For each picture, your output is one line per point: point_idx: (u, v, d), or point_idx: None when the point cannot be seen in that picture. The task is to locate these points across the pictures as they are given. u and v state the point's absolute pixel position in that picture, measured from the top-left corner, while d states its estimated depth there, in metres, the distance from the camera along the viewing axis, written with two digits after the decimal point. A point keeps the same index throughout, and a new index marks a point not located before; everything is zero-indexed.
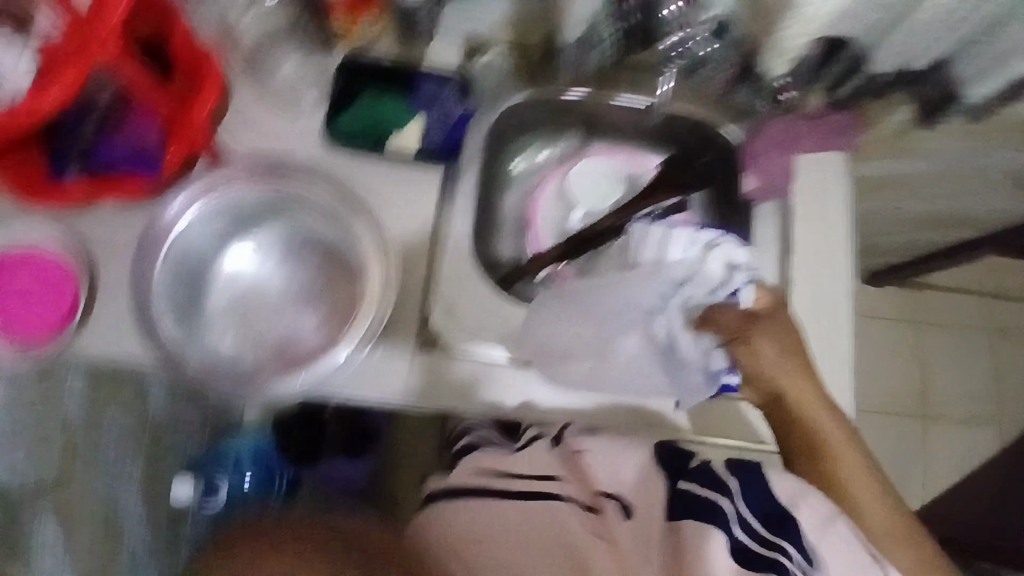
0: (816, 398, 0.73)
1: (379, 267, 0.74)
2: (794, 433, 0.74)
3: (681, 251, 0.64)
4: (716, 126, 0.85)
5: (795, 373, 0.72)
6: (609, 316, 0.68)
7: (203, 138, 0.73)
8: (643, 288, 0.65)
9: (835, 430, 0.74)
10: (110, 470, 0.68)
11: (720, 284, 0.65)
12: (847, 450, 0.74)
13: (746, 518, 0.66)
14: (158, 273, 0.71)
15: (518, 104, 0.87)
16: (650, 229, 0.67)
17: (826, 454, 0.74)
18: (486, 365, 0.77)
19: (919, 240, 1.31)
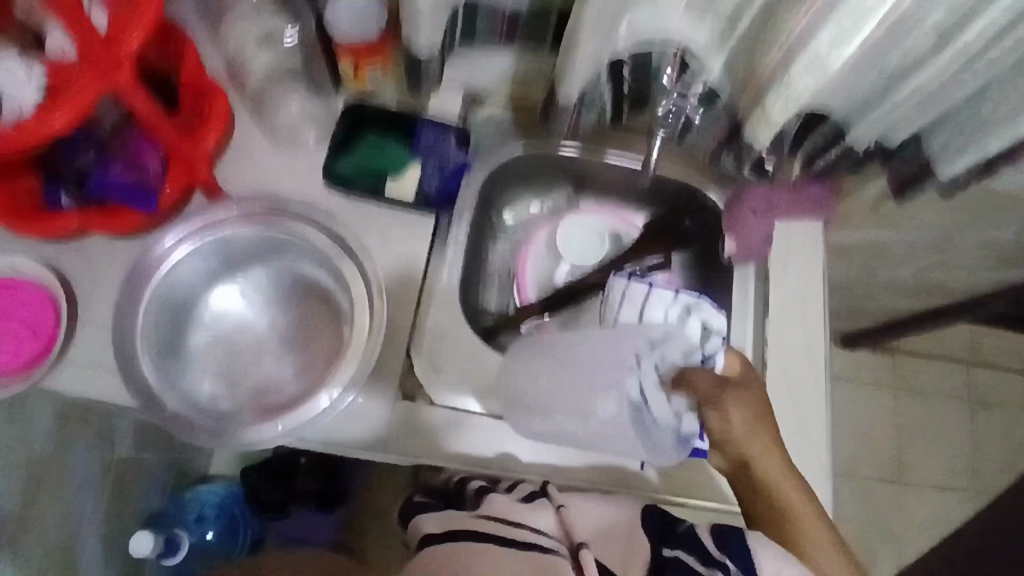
0: (778, 461, 0.70)
1: (365, 312, 0.71)
2: (763, 499, 0.69)
3: (663, 311, 0.73)
4: (701, 190, 0.90)
5: (767, 440, 0.70)
6: (588, 371, 0.68)
7: (204, 171, 0.74)
8: (623, 344, 0.67)
9: (801, 498, 0.69)
10: (69, 491, 0.76)
11: (696, 346, 0.68)
12: (815, 518, 0.68)
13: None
14: (142, 313, 0.70)
15: (513, 159, 0.90)
16: (632, 291, 0.76)
17: (789, 519, 0.68)
18: (459, 410, 0.77)
19: (899, 305, 1.36)
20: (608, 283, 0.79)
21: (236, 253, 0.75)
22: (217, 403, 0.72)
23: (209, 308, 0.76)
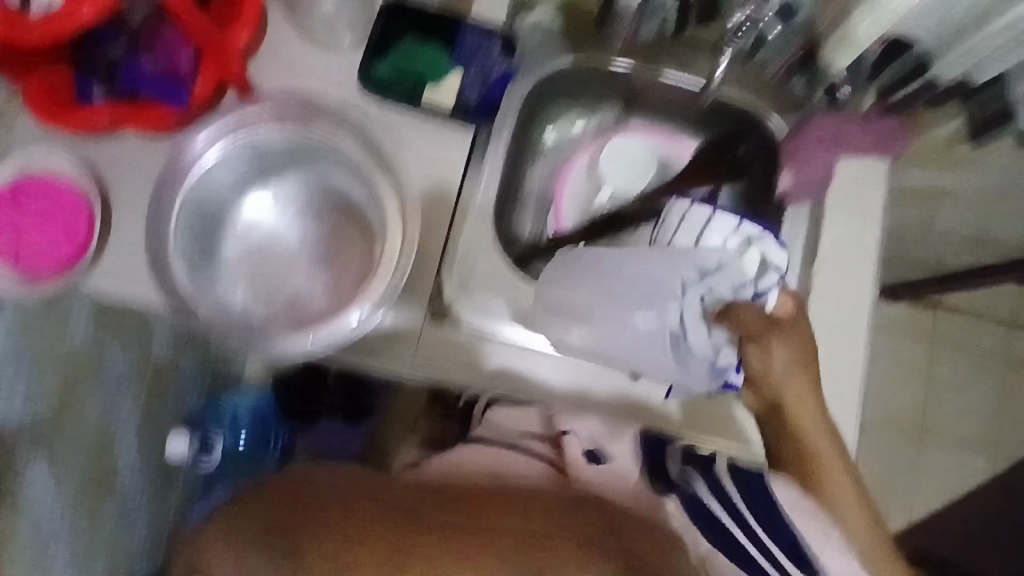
0: (811, 407, 0.71)
1: (399, 227, 0.70)
2: (789, 443, 0.71)
3: (721, 239, 0.68)
4: (762, 117, 0.83)
5: (804, 385, 0.70)
6: (637, 287, 0.66)
7: (237, 69, 0.71)
8: (676, 264, 0.65)
9: (829, 447, 0.70)
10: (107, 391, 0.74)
11: (749, 282, 0.66)
12: (839, 466, 0.70)
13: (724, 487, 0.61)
14: (177, 216, 0.69)
15: (563, 70, 0.84)
16: (691, 215, 0.70)
17: (810, 459, 0.70)
18: (485, 332, 0.78)
19: (949, 256, 1.29)
20: (668, 204, 0.73)
21: (270, 160, 0.73)
22: (247, 315, 0.71)
23: (240, 219, 0.74)
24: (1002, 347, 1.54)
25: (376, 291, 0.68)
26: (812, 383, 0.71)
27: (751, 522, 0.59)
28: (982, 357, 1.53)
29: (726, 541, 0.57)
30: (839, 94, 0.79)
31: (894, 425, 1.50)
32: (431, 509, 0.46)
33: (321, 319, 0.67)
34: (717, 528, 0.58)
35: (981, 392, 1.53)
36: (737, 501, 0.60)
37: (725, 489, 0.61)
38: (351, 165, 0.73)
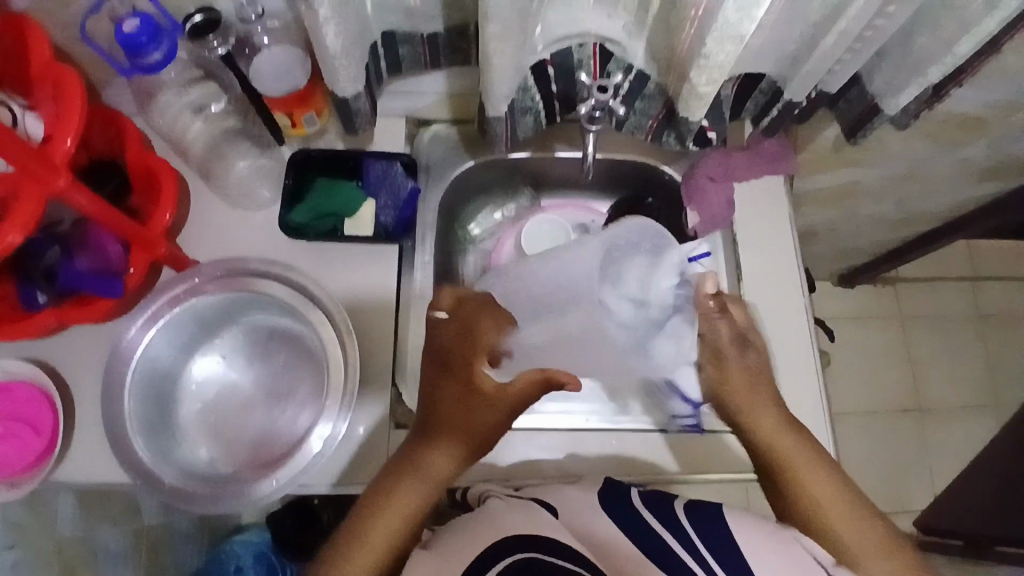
0: (772, 418, 0.67)
1: (339, 348, 0.74)
2: (756, 452, 0.68)
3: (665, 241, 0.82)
4: (657, 168, 0.90)
5: (756, 397, 0.68)
6: (563, 286, 0.67)
7: (164, 247, 0.75)
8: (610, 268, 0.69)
9: (795, 447, 0.66)
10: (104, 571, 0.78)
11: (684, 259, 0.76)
12: (813, 469, 0.64)
13: (695, 545, 0.57)
14: (129, 393, 0.72)
15: (468, 171, 0.91)
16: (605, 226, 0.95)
17: (783, 471, 0.65)
18: None
19: (881, 239, 1.34)
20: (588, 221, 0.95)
21: (210, 318, 0.78)
22: (213, 470, 0.74)
23: (191, 378, 0.79)
24: (967, 305, 1.58)
25: (335, 405, 0.72)
26: (762, 392, 0.68)
27: (698, 544, 0.57)
28: (952, 320, 1.57)
29: (658, 549, 0.57)
30: (709, 138, 0.83)
31: (892, 407, 1.51)
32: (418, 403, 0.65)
33: (281, 458, 0.70)
34: (656, 538, 0.58)
35: (960, 352, 1.56)
36: (680, 518, 0.59)
37: (675, 513, 0.60)
38: (282, 305, 0.78)
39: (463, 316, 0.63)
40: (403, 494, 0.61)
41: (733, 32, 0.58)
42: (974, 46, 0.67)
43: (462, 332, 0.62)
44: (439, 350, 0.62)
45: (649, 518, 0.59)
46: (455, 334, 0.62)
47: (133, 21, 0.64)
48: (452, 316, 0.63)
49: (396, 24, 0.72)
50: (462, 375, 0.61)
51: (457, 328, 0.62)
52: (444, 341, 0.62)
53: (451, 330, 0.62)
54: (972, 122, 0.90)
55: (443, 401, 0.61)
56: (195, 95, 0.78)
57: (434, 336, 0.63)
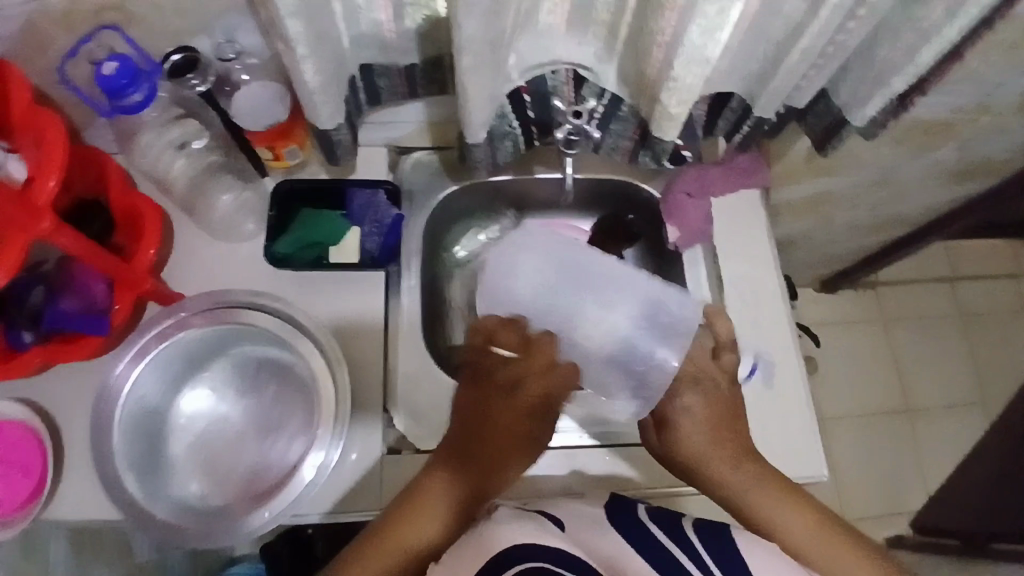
0: (731, 469, 0.68)
1: (328, 376, 0.75)
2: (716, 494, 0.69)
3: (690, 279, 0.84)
4: (636, 185, 0.92)
5: (713, 439, 0.69)
6: None
7: (150, 283, 0.76)
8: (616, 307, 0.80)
9: (753, 487, 0.67)
10: None
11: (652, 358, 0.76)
12: (775, 502, 0.66)
13: (703, 559, 0.58)
14: (118, 431, 0.72)
15: (451, 195, 0.93)
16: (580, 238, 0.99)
17: (746, 509, 0.66)
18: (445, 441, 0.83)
19: (860, 244, 1.37)
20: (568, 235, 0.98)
21: (197, 352, 0.78)
22: (204, 505, 0.74)
23: (180, 413, 0.78)
24: (948, 304, 1.61)
25: (325, 433, 0.72)
26: (718, 450, 0.68)
27: (707, 559, 0.59)
28: (934, 320, 1.60)
29: (663, 558, 0.59)
30: (683, 156, 0.86)
31: (881, 410, 1.53)
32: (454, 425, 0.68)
33: (273, 491, 0.70)
34: (663, 550, 0.59)
35: (944, 352, 1.58)
36: (690, 536, 0.61)
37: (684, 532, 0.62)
38: (270, 337, 0.78)
39: (540, 357, 0.66)
40: (430, 507, 0.64)
41: (698, 55, 0.61)
42: (933, 57, 0.70)
43: (541, 376, 0.66)
44: (510, 389, 0.66)
45: (659, 534, 0.61)
46: (535, 394, 0.65)
47: (112, 63, 0.65)
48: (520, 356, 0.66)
49: (374, 57, 0.73)
50: (539, 415, 0.67)
51: (533, 370, 0.66)
52: (517, 380, 0.66)
53: (523, 370, 0.66)
54: (939, 128, 0.93)
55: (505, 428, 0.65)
56: (177, 133, 0.78)
57: (502, 372, 0.66)
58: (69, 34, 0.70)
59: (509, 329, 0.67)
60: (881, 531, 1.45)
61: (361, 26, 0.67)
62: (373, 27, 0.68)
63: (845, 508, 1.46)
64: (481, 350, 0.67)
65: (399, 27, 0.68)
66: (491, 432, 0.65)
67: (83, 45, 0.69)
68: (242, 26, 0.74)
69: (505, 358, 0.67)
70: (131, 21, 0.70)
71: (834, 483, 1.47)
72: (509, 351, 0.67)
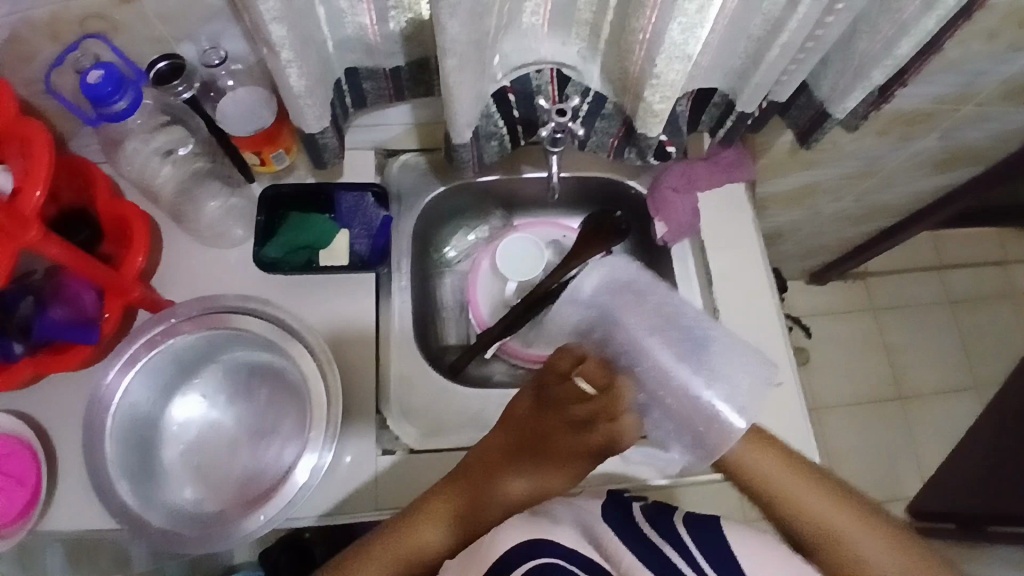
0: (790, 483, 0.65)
1: (319, 381, 0.75)
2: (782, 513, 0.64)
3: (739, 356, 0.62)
4: (622, 181, 0.94)
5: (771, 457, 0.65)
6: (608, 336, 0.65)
7: (137, 290, 0.76)
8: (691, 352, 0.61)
9: (820, 503, 0.64)
10: None
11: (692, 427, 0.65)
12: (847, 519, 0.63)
13: (695, 556, 0.59)
14: (110, 440, 0.72)
15: (440, 196, 0.93)
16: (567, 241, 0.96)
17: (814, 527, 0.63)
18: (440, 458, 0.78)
19: (847, 235, 1.38)
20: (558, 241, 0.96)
21: (187, 358, 0.78)
22: (199, 510, 0.75)
23: (172, 421, 0.79)
24: (936, 292, 1.63)
25: (318, 436, 0.73)
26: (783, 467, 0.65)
27: (695, 552, 0.60)
28: (923, 309, 1.62)
29: (653, 552, 0.60)
30: (668, 152, 0.86)
31: (874, 399, 1.54)
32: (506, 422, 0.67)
33: (266, 496, 0.70)
34: (656, 549, 0.59)
35: (935, 340, 1.60)
36: (680, 529, 0.61)
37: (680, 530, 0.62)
38: (260, 342, 0.78)
39: (616, 405, 0.60)
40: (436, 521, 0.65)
41: (680, 52, 0.62)
42: (913, 47, 0.70)
43: (610, 425, 0.61)
44: (579, 425, 0.62)
45: (651, 534, 0.61)
46: (594, 442, 0.62)
47: (97, 72, 0.66)
48: (597, 398, 0.60)
49: (358, 60, 0.73)
50: (597, 453, 0.63)
51: (604, 416, 0.60)
52: (589, 420, 0.61)
53: (593, 413, 0.60)
54: (921, 118, 0.94)
55: (562, 454, 0.64)
56: (162, 141, 0.77)
57: (578, 410, 0.61)
58: (53, 45, 0.69)
59: (598, 364, 0.60)
60: None
61: (345, 29, 0.68)
62: (357, 30, 0.68)
63: None
64: (561, 375, 0.62)
65: (383, 30, 0.69)
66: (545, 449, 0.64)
67: (67, 54, 0.69)
68: (227, 33, 0.74)
69: (582, 393, 0.61)
70: (116, 30, 0.71)
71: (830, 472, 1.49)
72: (590, 387, 0.61)
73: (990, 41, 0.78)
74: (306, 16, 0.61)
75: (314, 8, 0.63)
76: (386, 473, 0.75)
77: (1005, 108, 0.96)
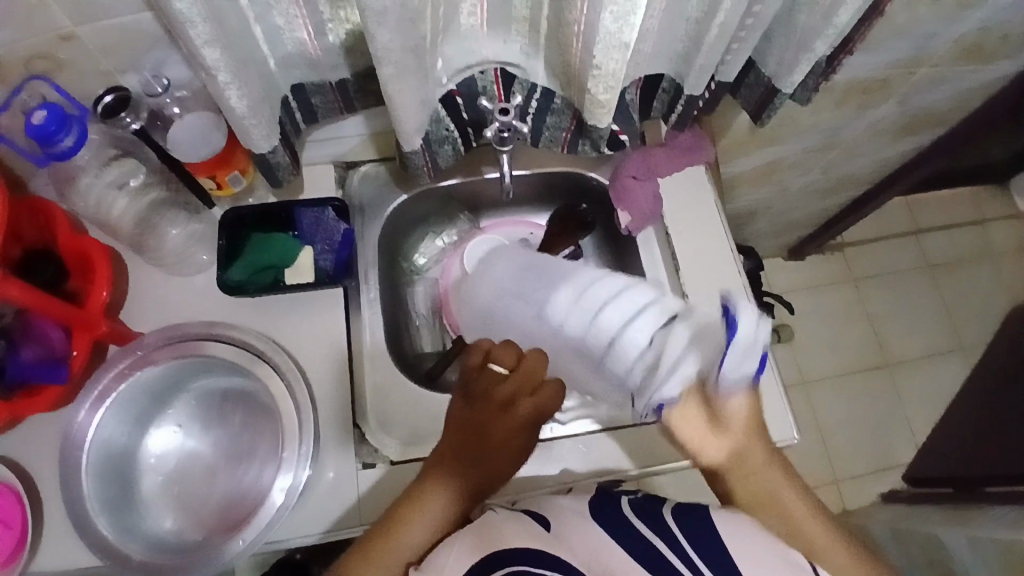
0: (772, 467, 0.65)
1: (294, 400, 0.75)
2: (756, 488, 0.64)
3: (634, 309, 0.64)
4: (583, 173, 0.94)
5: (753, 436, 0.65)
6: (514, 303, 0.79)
7: (105, 324, 0.76)
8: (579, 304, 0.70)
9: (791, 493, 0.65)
10: None
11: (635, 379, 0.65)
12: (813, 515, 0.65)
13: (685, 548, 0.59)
14: (86, 477, 0.71)
15: (403, 204, 0.93)
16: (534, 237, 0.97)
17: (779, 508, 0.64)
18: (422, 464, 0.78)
19: (820, 207, 1.39)
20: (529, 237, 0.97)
21: (159, 389, 0.78)
22: (181, 539, 0.74)
23: (149, 453, 0.79)
24: (914, 256, 1.64)
25: (292, 455, 0.73)
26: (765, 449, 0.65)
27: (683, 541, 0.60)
28: (902, 273, 1.63)
29: (644, 545, 0.60)
30: (621, 142, 0.85)
31: (860, 367, 1.55)
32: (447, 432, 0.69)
33: (245, 520, 0.70)
34: (645, 540, 0.60)
35: (917, 305, 1.60)
36: (668, 518, 0.62)
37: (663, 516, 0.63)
38: (229, 366, 0.78)
39: (530, 377, 0.66)
40: (429, 508, 0.64)
41: (616, 41, 0.61)
42: (851, 16, 0.69)
43: (531, 397, 0.66)
44: (504, 406, 0.66)
45: (636, 523, 0.62)
46: (525, 415, 0.65)
47: (40, 112, 0.66)
48: (514, 375, 0.66)
49: (303, 76, 0.73)
50: (529, 429, 0.67)
51: (525, 390, 0.66)
52: (511, 398, 0.66)
53: (515, 390, 0.66)
54: (874, 85, 0.95)
55: (499, 445, 0.66)
56: (115, 174, 0.78)
57: (500, 389, 0.66)
58: None
59: (504, 347, 0.67)
60: (872, 487, 1.47)
61: (286, 46, 0.68)
62: (297, 45, 0.68)
63: (834, 469, 1.48)
64: (475, 369, 0.67)
65: (323, 44, 0.69)
66: (485, 447, 0.66)
67: (13, 97, 0.70)
68: (169, 61, 0.74)
69: (499, 376, 0.67)
70: (61, 67, 0.70)
71: (823, 444, 1.50)
72: (502, 369, 0.67)
73: (932, 3, 0.79)
74: (243, 39, 0.62)
75: (250, 28, 0.63)
76: (368, 484, 0.76)
77: (958, 69, 0.97)
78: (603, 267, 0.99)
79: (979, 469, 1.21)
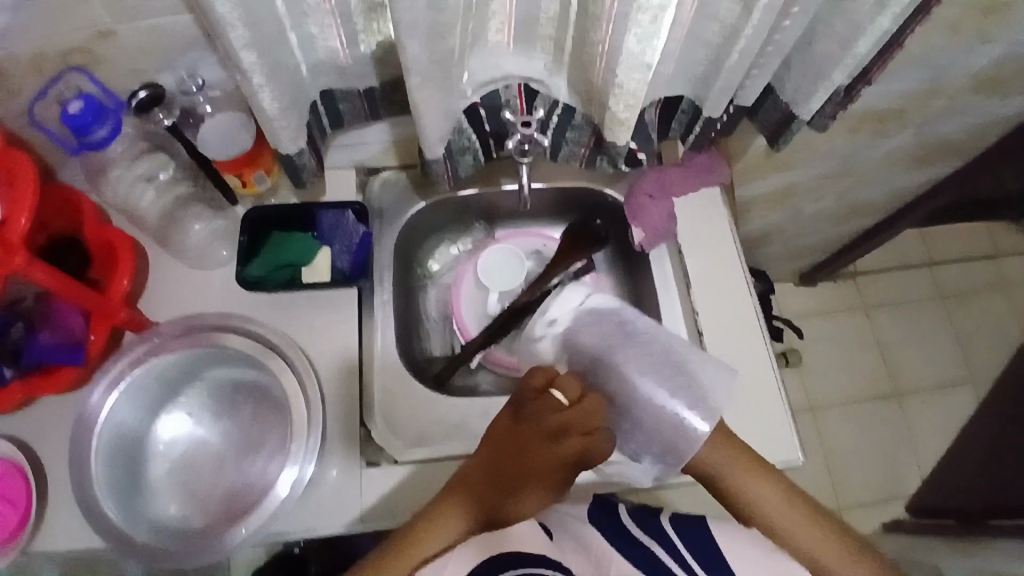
0: (781, 500, 0.63)
1: (304, 397, 0.76)
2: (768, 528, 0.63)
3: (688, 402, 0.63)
4: (599, 190, 0.96)
5: (759, 475, 0.64)
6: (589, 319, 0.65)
7: (125, 311, 0.77)
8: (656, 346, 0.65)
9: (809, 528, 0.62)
10: None
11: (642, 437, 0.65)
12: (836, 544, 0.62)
13: (685, 561, 0.64)
14: (96, 459, 0.73)
15: (421, 211, 0.95)
16: (546, 249, 0.99)
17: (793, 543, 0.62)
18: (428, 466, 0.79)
19: (832, 235, 1.40)
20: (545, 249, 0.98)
21: (173, 377, 0.80)
22: (186, 526, 0.76)
23: (159, 439, 0.81)
24: (926, 288, 1.64)
25: (300, 448, 0.74)
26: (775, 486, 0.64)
27: (685, 555, 0.64)
28: (914, 304, 1.62)
29: (641, 553, 0.65)
30: (639, 159, 0.87)
31: (868, 397, 1.55)
32: (484, 446, 0.65)
33: (250, 508, 0.71)
34: (642, 547, 0.65)
35: (927, 335, 1.60)
36: (667, 531, 0.67)
37: (663, 528, 0.67)
38: (242, 358, 0.80)
39: (588, 417, 0.59)
40: (443, 521, 0.62)
41: (638, 62, 0.63)
42: (870, 47, 0.70)
43: (581, 438, 0.59)
44: (551, 436, 0.60)
45: (639, 534, 0.67)
46: (569, 454, 0.59)
47: (76, 103, 0.68)
48: (570, 410, 0.59)
49: (333, 82, 0.75)
50: (569, 470, 0.61)
51: (577, 428, 0.59)
52: (560, 430, 0.59)
53: (566, 423, 0.59)
54: (890, 114, 0.95)
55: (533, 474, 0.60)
56: (144, 166, 0.81)
57: (550, 417, 0.59)
58: (35, 77, 0.72)
59: (571, 376, 0.61)
60: (875, 517, 1.46)
61: (317, 52, 0.70)
62: (329, 52, 0.70)
63: (838, 496, 1.47)
64: (536, 391, 0.61)
65: (353, 51, 0.71)
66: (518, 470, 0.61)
67: (50, 87, 0.72)
68: (202, 60, 0.76)
69: (556, 405, 0.60)
70: (97, 60, 0.73)
71: (828, 471, 1.49)
72: (563, 399, 0.60)
73: (952, 37, 0.80)
74: (279, 46, 0.64)
75: (285, 34, 0.65)
76: (373, 484, 0.76)
77: (975, 103, 0.98)
78: (615, 281, 1.00)
79: (984, 505, 1.20)
